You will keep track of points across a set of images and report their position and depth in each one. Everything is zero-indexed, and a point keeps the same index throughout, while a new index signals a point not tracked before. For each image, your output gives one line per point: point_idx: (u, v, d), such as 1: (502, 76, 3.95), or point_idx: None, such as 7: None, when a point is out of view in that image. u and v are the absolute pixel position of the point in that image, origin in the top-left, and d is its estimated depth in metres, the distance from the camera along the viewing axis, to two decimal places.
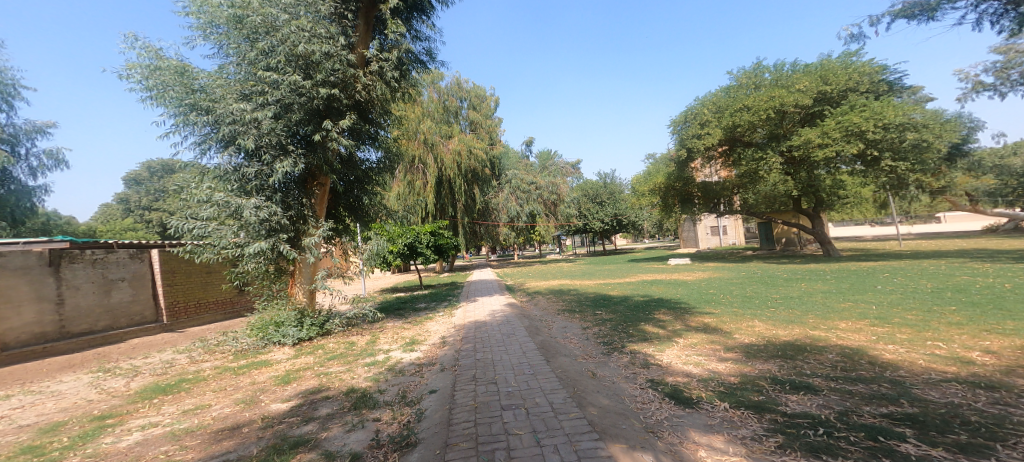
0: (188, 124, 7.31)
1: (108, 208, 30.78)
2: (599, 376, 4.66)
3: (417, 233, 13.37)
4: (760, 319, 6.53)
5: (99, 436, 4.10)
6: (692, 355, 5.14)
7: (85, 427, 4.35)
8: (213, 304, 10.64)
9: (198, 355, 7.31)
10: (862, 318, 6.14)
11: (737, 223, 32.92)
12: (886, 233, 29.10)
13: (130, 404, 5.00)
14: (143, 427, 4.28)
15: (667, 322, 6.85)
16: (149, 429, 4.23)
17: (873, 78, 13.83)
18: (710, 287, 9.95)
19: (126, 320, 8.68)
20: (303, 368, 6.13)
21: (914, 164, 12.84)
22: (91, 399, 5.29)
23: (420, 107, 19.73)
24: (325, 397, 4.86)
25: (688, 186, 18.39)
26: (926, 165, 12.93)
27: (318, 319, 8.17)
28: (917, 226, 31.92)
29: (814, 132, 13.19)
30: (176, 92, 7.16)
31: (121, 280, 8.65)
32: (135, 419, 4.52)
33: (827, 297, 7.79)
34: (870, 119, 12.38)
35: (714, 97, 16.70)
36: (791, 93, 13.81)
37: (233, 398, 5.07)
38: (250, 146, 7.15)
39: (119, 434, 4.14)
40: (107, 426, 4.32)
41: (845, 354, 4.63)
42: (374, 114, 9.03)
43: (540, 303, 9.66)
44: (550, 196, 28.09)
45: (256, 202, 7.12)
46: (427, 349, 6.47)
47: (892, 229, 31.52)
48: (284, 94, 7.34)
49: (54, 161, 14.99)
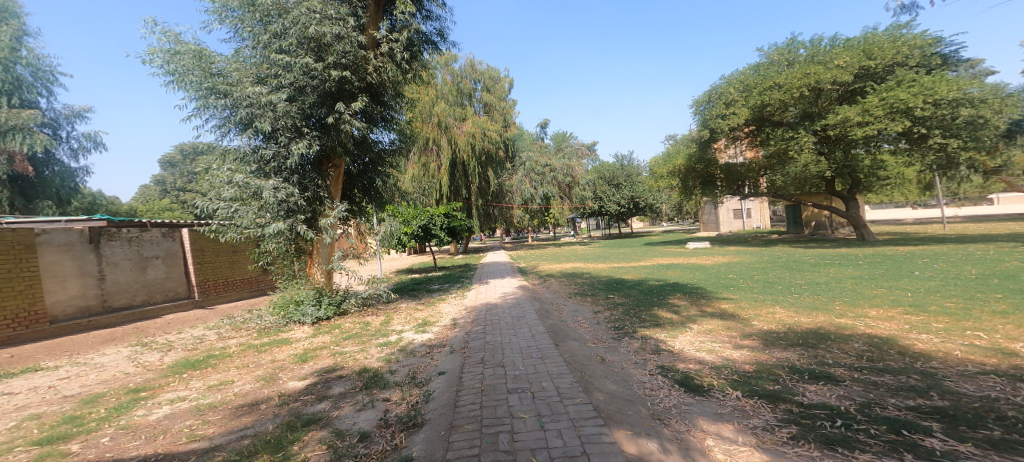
0: (208, 108, 7.46)
1: (146, 189, 32.30)
2: (608, 361, 4.58)
3: (431, 215, 13.35)
4: (782, 306, 6.26)
5: (132, 408, 4.31)
6: (705, 342, 4.98)
7: (120, 399, 4.58)
8: (241, 282, 11.03)
9: (225, 332, 7.59)
10: (895, 306, 5.79)
11: (763, 205, 31.73)
12: (926, 217, 27.54)
13: (161, 378, 5.23)
14: (171, 401, 4.47)
15: (682, 307, 6.67)
16: (177, 403, 4.42)
17: (925, 51, 12.84)
18: (730, 272, 9.63)
19: (161, 296, 9.10)
20: (321, 347, 6.28)
21: (966, 142, 11.91)
22: (128, 372, 5.57)
23: (434, 90, 19.61)
24: (339, 376, 4.96)
25: (710, 167, 17.77)
26: (980, 143, 11.95)
27: (335, 299, 8.36)
28: (965, 208, 29.92)
29: (854, 109, 12.40)
30: (195, 76, 7.30)
31: (155, 258, 9.05)
32: (165, 393, 4.72)
33: (858, 283, 7.40)
34: (919, 95, 11.50)
35: (742, 75, 15.91)
36: (829, 69, 12.98)
37: (254, 375, 5.24)
38: (266, 129, 7.25)
39: (149, 407, 4.34)
40: (140, 399, 4.54)
41: (872, 344, 4.37)
42: (387, 97, 9.01)
43: (554, 286, 9.59)
44: (564, 178, 27.72)
45: (274, 184, 7.24)
46: (439, 331, 6.51)
47: (936, 212, 29.71)
48: (297, 76, 7.38)
49: (93, 143, 15.64)
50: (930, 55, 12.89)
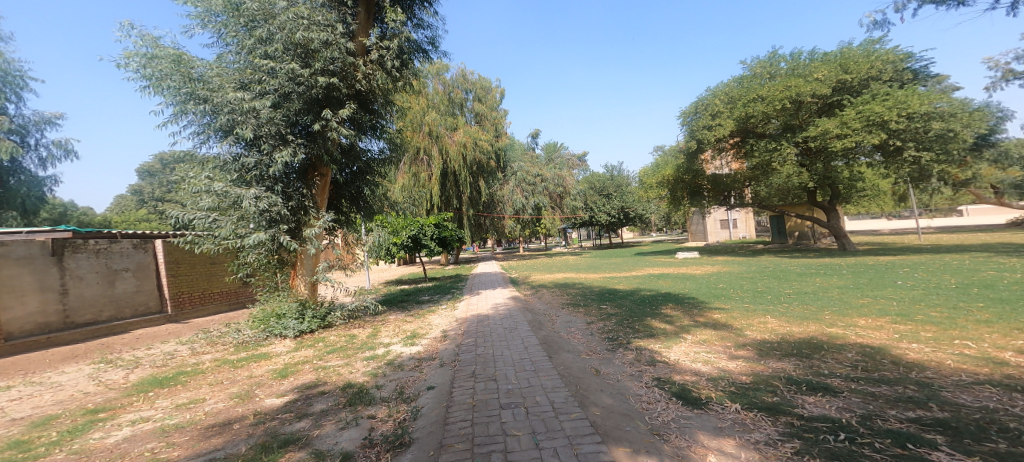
0: (186, 113, 7.20)
1: (121, 199, 31.27)
2: (603, 374, 4.47)
3: (421, 225, 13.12)
4: (773, 315, 6.25)
5: (90, 431, 4.00)
6: (701, 353, 4.91)
7: (77, 420, 4.26)
8: (218, 295, 10.62)
9: (199, 347, 7.24)
10: (882, 316, 5.83)
11: (748, 216, 32.27)
12: (902, 227, 28.34)
13: (126, 398, 4.91)
14: (133, 422, 4.18)
15: (675, 317, 6.61)
16: (138, 424, 4.14)
17: (898, 66, 13.30)
18: (720, 281, 9.65)
19: (130, 310, 8.67)
20: (302, 361, 6.01)
21: (939, 155, 12.30)
22: (88, 392, 5.22)
23: (425, 99, 19.57)
24: (321, 392, 4.73)
25: (697, 178, 18.02)
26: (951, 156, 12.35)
27: (319, 311, 8.07)
28: (938, 219, 30.93)
29: (833, 122, 12.72)
30: (174, 81, 7.05)
31: (124, 271, 8.63)
32: (128, 413, 4.42)
33: (844, 292, 7.48)
34: (893, 108, 11.86)
35: (727, 87, 16.23)
36: (808, 82, 13.34)
37: (228, 392, 4.96)
38: (248, 136, 7.03)
39: (109, 429, 4.04)
40: (99, 421, 4.23)
41: (866, 354, 4.36)
42: (376, 104, 8.87)
43: (545, 296, 9.47)
44: (555, 188, 27.80)
45: (255, 192, 7.00)
46: (428, 343, 6.31)
47: (911, 223, 30.61)
48: (282, 82, 7.21)
49: (64, 151, 15.05)
50: (903, 70, 13.36)
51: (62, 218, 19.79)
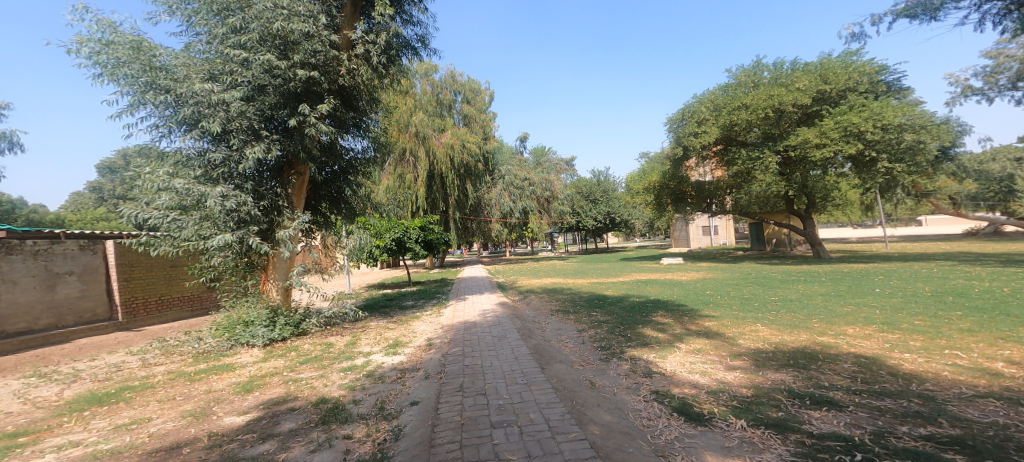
0: (145, 104, 6.64)
1: (80, 196, 29.44)
2: (599, 387, 4.25)
3: (406, 228, 12.64)
4: (764, 323, 6.17)
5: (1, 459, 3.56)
6: (697, 363, 4.76)
7: None
8: (178, 300, 9.92)
9: (153, 357, 6.66)
10: (869, 324, 5.83)
11: (728, 222, 32.93)
12: (871, 236, 29.44)
13: (53, 419, 4.42)
14: (59, 448, 3.74)
15: (667, 325, 6.46)
16: (66, 450, 3.69)
17: (873, 78, 13.77)
18: (707, 288, 9.64)
19: (74, 318, 7.96)
20: (270, 373, 5.56)
21: (910, 167, 12.74)
22: (10, 412, 4.68)
23: (412, 99, 19.18)
24: (291, 409, 4.33)
25: (681, 184, 18.26)
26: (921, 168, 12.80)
27: (292, 319, 7.57)
28: (902, 228, 32.27)
29: (812, 131, 13.04)
30: (133, 69, 6.49)
31: (68, 274, 7.93)
32: (52, 437, 3.98)
33: (828, 300, 7.53)
34: (869, 119, 12.21)
35: (712, 95, 16.47)
36: (790, 91, 13.65)
37: (180, 410, 4.50)
38: (216, 130, 6.54)
39: (27, 456, 3.59)
40: (17, 446, 3.79)
41: (863, 365, 4.27)
42: (360, 101, 8.46)
43: (533, 302, 9.20)
44: (543, 192, 27.68)
45: (222, 191, 6.52)
46: (412, 353, 5.96)
47: (876, 231, 31.85)
48: (256, 74, 6.74)
49: (8, 143, 13.91)
50: (877, 82, 13.83)
51: (10, 214, 18.26)
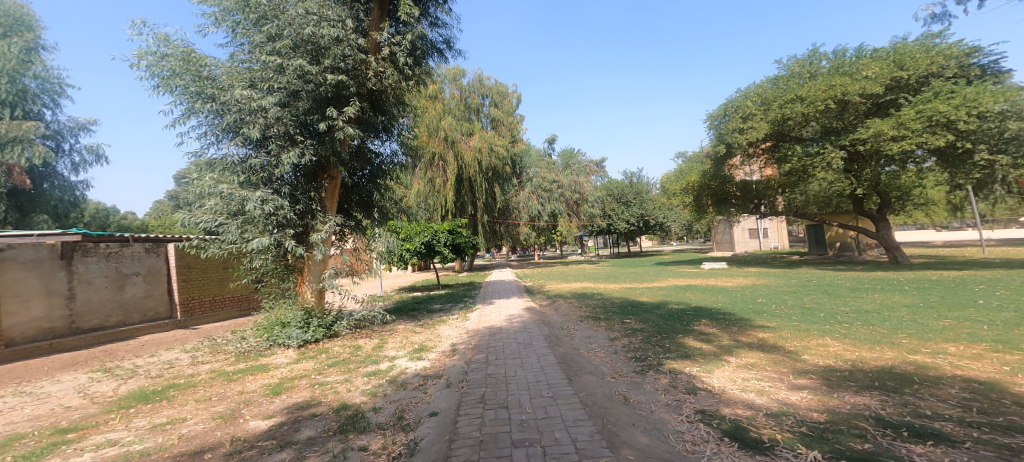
0: (195, 113, 6.90)
1: (160, 204, 32.28)
2: (633, 403, 3.73)
3: (434, 232, 12.62)
4: (833, 337, 5.33)
5: (44, 457, 3.46)
6: (750, 380, 4.11)
7: (39, 443, 3.74)
8: (229, 300, 10.31)
9: (201, 355, 6.81)
10: (978, 342, 4.84)
11: (781, 225, 30.57)
12: (961, 239, 25.89)
13: (103, 415, 4.39)
14: (98, 446, 3.65)
15: (712, 335, 5.76)
16: (103, 449, 3.59)
17: (961, 62, 11.92)
18: (757, 295, 8.68)
19: (139, 316, 8.41)
20: (299, 375, 5.47)
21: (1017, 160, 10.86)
22: (70, 406, 4.77)
23: (441, 104, 19.47)
24: (313, 415, 4.15)
25: (725, 184, 17.13)
26: None
27: (325, 321, 7.58)
28: (999, 231, 28.21)
29: (887, 122, 11.59)
30: (183, 79, 6.77)
31: (135, 275, 8.40)
32: (96, 434, 3.90)
33: (915, 312, 6.42)
34: (961, 106, 10.63)
35: (760, 88, 15.18)
36: (857, 80, 12.25)
37: (213, 410, 4.39)
38: (254, 135, 6.69)
39: (66, 455, 3.50)
40: (62, 443, 3.72)
41: (976, 391, 3.47)
42: (387, 104, 8.46)
43: (562, 308, 8.71)
44: (572, 195, 26.90)
45: (261, 195, 6.61)
46: (436, 358, 5.69)
47: (970, 234, 27.94)
48: (290, 80, 6.86)
49: (94, 156, 15.30)
50: (967, 65, 11.94)
51: (103, 220, 20.23)
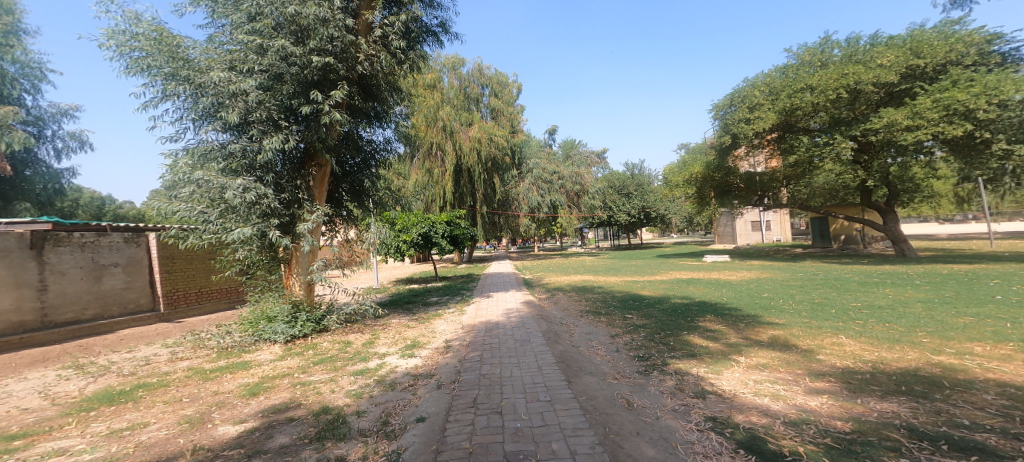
0: (170, 96, 6.53)
1: None
2: (637, 408, 3.41)
3: (432, 223, 12.28)
4: (848, 335, 5.02)
5: None
6: (763, 383, 3.79)
7: None
8: (217, 292, 9.98)
9: (181, 351, 6.47)
10: (1003, 342, 4.53)
11: (783, 217, 30.20)
12: (966, 232, 25.60)
13: (59, 419, 4.05)
14: (44, 456, 3.31)
15: (719, 333, 5.44)
16: (49, 459, 3.26)
17: (981, 49, 11.39)
18: (763, 289, 8.37)
19: (118, 308, 8.05)
20: (281, 374, 5.15)
21: None
22: (28, 408, 4.43)
23: (439, 94, 18.96)
24: (289, 419, 3.83)
25: (728, 176, 16.79)
26: None
27: (314, 315, 7.24)
28: (1003, 223, 27.86)
29: (902, 112, 11.18)
30: (157, 60, 6.38)
31: (113, 266, 8.04)
32: (45, 441, 3.57)
33: (930, 309, 6.13)
34: (981, 95, 10.19)
35: (768, 78, 14.74)
36: (871, 69, 11.82)
37: (180, 414, 4.06)
38: (233, 119, 6.33)
39: None
40: (6, 451, 3.39)
41: (1016, 398, 3.17)
42: (379, 89, 8.10)
43: (562, 302, 8.40)
44: (573, 186, 26.49)
45: (241, 183, 6.24)
46: (428, 356, 5.36)
47: (976, 227, 27.57)
48: (273, 62, 6.49)
49: (78, 143, 14.84)
50: (988, 52, 11.42)
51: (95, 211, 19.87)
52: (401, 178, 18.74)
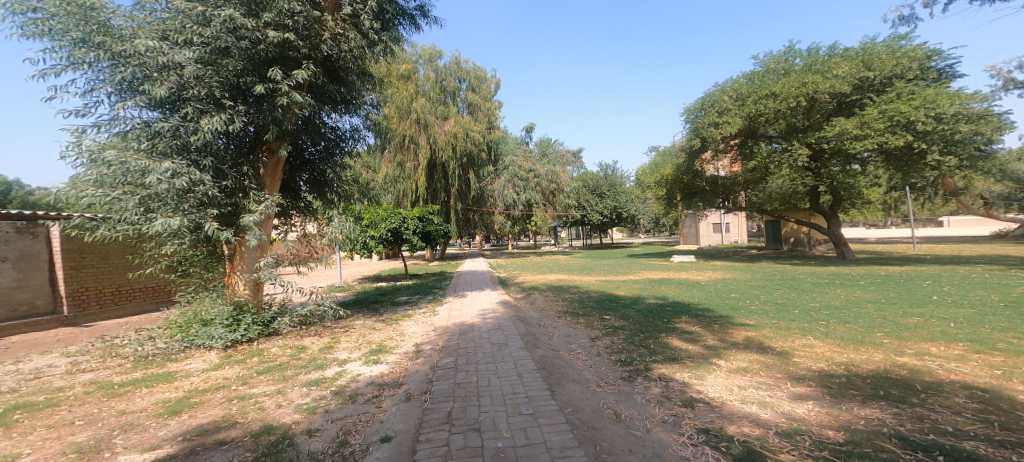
0: (81, 64, 5.60)
1: None
2: (625, 420, 3.18)
3: (403, 218, 11.61)
4: (816, 336, 5.10)
5: None
6: (747, 388, 3.69)
7: None
8: (139, 292, 8.88)
9: (88, 361, 5.58)
10: (954, 342, 4.74)
11: (741, 220, 31.66)
12: (898, 237, 27.81)
13: None
14: None
15: (696, 334, 5.37)
16: None
17: (923, 63, 12.32)
18: (731, 290, 8.54)
19: (7, 311, 6.93)
20: (216, 386, 4.51)
21: (964, 161, 11.39)
22: None
23: (413, 85, 18.17)
24: (218, 443, 3.27)
25: (696, 179, 17.36)
26: (977, 162, 11.48)
27: (261, 317, 6.51)
28: (932, 229, 30.44)
29: (852, 122, 11.88)
30: (67, 22, 5.46)
31: (0, 261, 6.90)
32: None
33: (883, 309, 6.40)
34: (921, 107, 11.00)
35: (736, 84, 15.25)
36: (827, 79, 12.47)
37: (69, 442, 3.39)
38: (162, 94, 5.51)
39: None
40: None
41: (985, 401, 3.23)
42: (346, 73, 7.46)
43: (537, 302, 8.13)
44: (549, 185, 26.28)
45: (169, 167, 5.45)
46: (395, 362, 4.90)
47: (907, 231, 29.99)
48: (217, 33, 5.75)
49: None
50: (927, 68, 12.38)
51: (6, 197, 17.63)
52: (370, 171, 17.91)
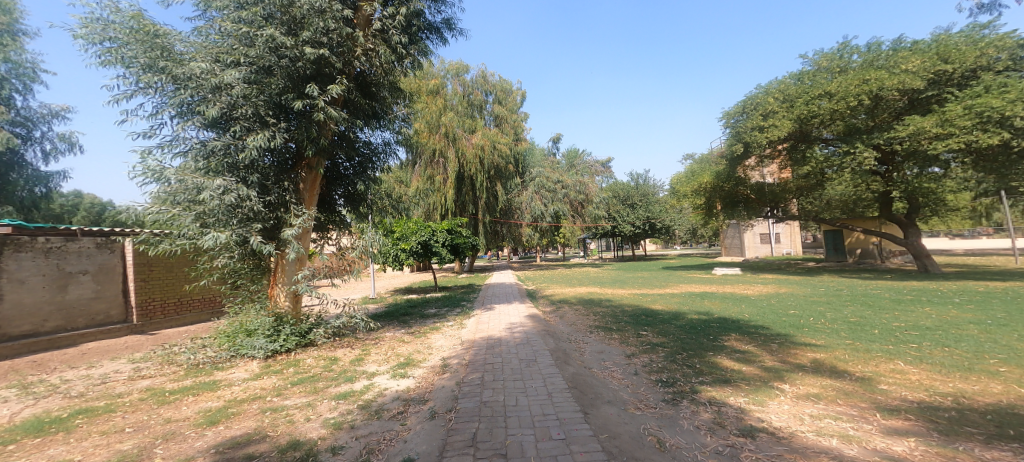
0: (146, 90, 5.96)
1: None
2: (670, 449, 2.73)
3: (433, 231, 11.62)
4: (906, 361, 4.34)
5: None
6: (823, 419, 3.11)
7: None
8: (197, 303, 9.31)
9: (147, 368, 5.77)
10: None
11: (794, 230, 29.46)
12: (992, 248, 24.57)
13: None
14: None
15: (751, 354, 4.76)
16: None
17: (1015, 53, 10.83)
18: (788, 306, 7.68)
19: (85, 320, 7.40)
20: (253, 397, 4.46)
21: None
22: None
23: (442, 100, 18.48)
24: (248, 457, 3.14)
25: (739, 186, 16.31)
26: None
27: (299, 328, 6.55)
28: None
29: (931, 120, 10.67)
30: (133, 50, 5.83)
31: (81, 274, 7.41)
32: None
33: (988, 331, 5.44)
34: (1018, 101, 9.65)
35: (782, 84, 14.24)
36: (894, 74, 11.35)
37: (115, 449, 3.39)
38: (214, 114, 5.75)
39: None
40: None
41: None
42: (378, 88, 7.57)
43: (568, 316, 7.70)
44: (577, 195, 25.74)
45: (220, 184, 5.63)
46: (423, 376, 4.68)
47: (1001, 243, 26.52)
48: (260, 53, 5.97)
49: (67, 144, 14.30)
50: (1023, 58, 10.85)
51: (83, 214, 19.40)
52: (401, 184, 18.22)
